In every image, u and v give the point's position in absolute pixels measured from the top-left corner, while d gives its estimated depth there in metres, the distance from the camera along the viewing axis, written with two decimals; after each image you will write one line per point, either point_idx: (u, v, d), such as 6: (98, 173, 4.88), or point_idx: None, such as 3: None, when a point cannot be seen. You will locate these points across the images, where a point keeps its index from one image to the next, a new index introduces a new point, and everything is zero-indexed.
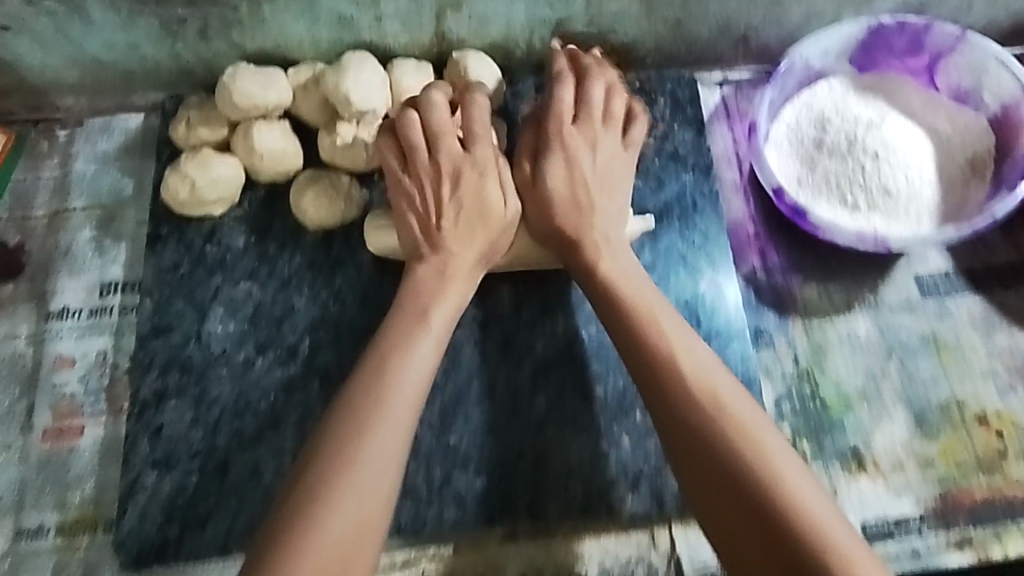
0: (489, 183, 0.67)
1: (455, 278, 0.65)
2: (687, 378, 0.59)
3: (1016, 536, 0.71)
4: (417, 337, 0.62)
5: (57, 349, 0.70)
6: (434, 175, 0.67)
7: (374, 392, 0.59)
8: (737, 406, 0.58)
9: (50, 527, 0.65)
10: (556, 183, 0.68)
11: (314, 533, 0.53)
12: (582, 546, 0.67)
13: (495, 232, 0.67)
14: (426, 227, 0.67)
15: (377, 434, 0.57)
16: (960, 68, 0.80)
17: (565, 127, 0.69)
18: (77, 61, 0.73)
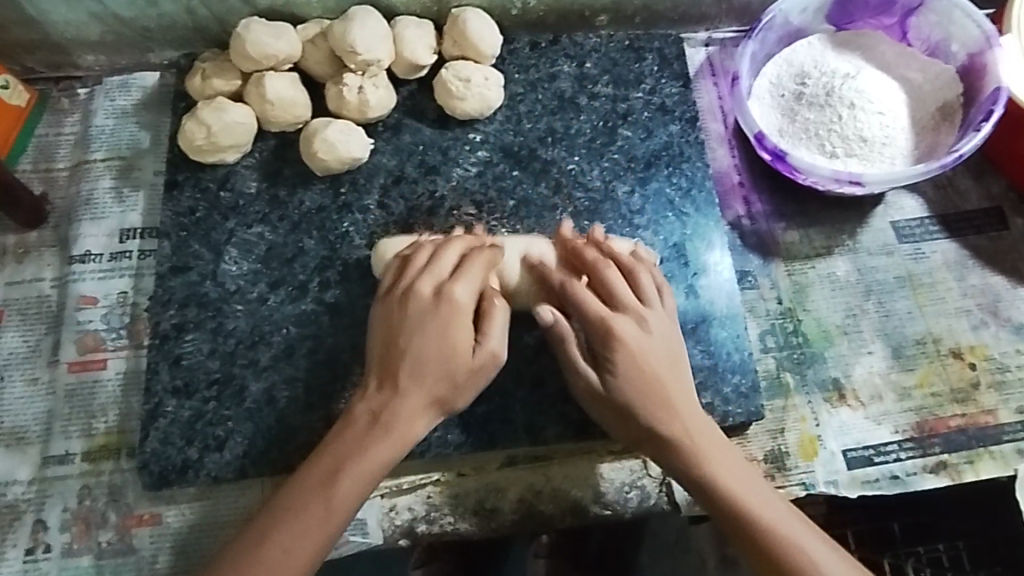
0: (456, 325, 0.62)
1: (390, 427, 0.60)
2: (697, 450, 0.62)
3: (988, 460, 0.75)
4: (374, 440, 0.60)
5: (80, 289, 0.74)
6: (405, 301, 0.63)
7: (332, 459, 0.59)
8: (723, 465, 0.62)
9: (76, 453, 0.69)
10: (577, 323, 0.65)
11: (263, 558, 0.56)
12: (578, 469, 0.71)
13: (455, 375, 0.62)
14: (384, 356, 0.62)
15: (345, 477, 0.59)
16: (930, 22, 0.84)
17: (578, 293, 0.65)
18: (98, 18, 0.77)
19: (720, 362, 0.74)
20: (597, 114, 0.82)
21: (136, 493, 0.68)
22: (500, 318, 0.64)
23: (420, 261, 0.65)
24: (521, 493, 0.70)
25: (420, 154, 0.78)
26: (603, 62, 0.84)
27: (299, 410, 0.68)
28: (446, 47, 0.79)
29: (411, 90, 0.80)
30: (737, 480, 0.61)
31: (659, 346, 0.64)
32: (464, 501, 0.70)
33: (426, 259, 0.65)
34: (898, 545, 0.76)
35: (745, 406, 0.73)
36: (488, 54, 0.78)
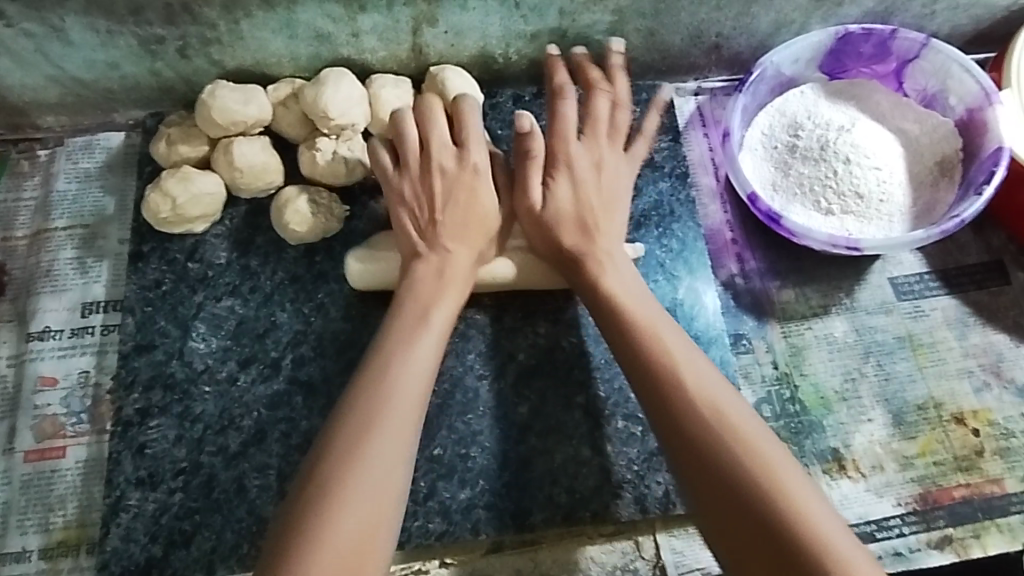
0: (483, 191, 0.69)
1: (435, 322, 0.63)
2: (684, 381, 0.60)
3: (995, 533, 0.72)
4: (442, 289, 0.65)
5: (38, 369, 0.70)
6: (434, 171, 0.68)
7: (413, 311, 0.64)
8: (737, 415, 0.58)
9: (33, 549, 0.65)
10: (558, 197, 0.69)
11: (346, 466, 0.55)
12: (568, 554, 0.67)
13: (488, 231, 0.68)
14: (420, 228, 0.68)
15: (410, 363, 0.61)
16: (926, 72, 0.82)
17: (568, 149, 0.70)
18: (58, 81, 0.73)
19: None
20: None
21: None
22: (540, 183, 0.69)
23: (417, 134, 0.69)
24: None
25: None
26: None
27: (271, 501, 0.64)
28: None
29: None
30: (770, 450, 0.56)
31: (609, 203, 0.70)
32: None
33: (421, 134, 0.69)
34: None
35: None
36: None
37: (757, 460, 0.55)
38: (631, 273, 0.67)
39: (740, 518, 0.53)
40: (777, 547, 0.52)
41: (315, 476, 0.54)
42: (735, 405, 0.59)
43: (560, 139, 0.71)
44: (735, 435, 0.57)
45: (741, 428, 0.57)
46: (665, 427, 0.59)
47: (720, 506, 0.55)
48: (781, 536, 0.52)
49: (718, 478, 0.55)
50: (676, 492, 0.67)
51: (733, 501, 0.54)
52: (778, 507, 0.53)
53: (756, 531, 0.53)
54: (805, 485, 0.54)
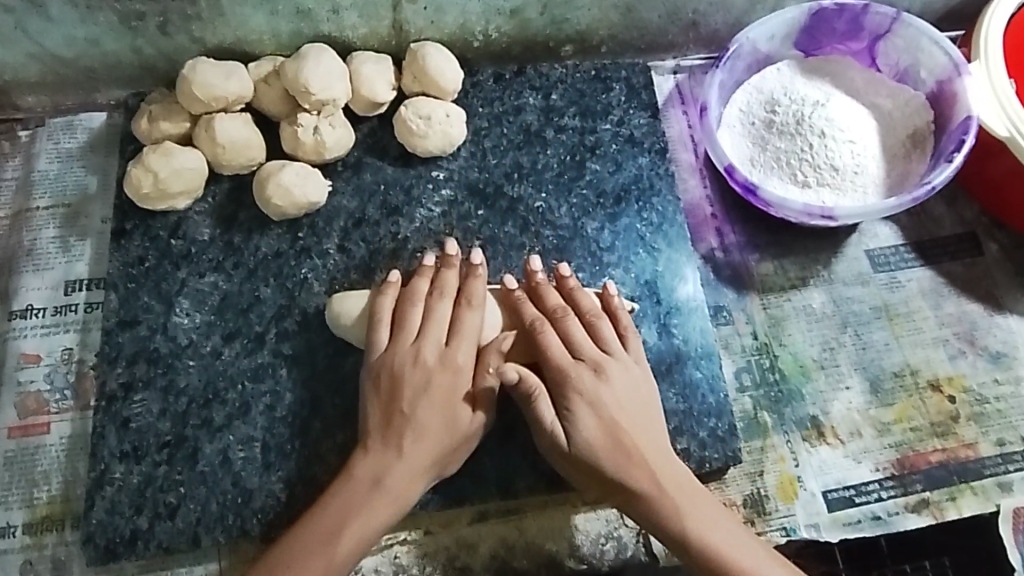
0: (461, 401, 0.64)
1: (388, 491, 0.61)
2: (715, 545, 0.61)
3: (969, 495, 0.74)
4: (372, 500, 0.60)
5: (20, 347, 0.70)
6: (422, 368, 0.64)
7: (367, 475, 0.61)
8: (743, 556, 0.61)
9: (17, 524, 0.65)
10: (575, 436, 0.63)
11: (307, 566, 0.58)
12: (552, 522, 0.68)
13: (449, 442, 0.63)
14: (386, 418, 0.63)
15: (388, 474, 0.61)
16: (898, 48, 0.83)
17: (574, 378, 0.65)
18: (38, 58, 0.73)
19: (696, 402, 0.72)
20: (564, 147, 0.80)
21: (82, 567, 0.64)
22: (549, 404, 0.64)
23: (415, 322, 0.66)
24: (493, 548, 0.68)
25: (381, 196, 0.75)
26: (570, 94, 0.82)
27: (257, 471, 0.65)
28: (406, 82, 0.76)
29: (370, 127, 0.77)
30: None
31: (636, 405, 0.65)
32: (433, 559, 0.67)
33: (422, 321, 0.66)
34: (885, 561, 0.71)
35: (723, 447, 0.71)
36: (449, 90, 0.76)
37: None
38: (664, 447, 0.64)
39: None
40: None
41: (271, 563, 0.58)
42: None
43: (568, 338, 0.67)
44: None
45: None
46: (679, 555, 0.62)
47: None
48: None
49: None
50: None
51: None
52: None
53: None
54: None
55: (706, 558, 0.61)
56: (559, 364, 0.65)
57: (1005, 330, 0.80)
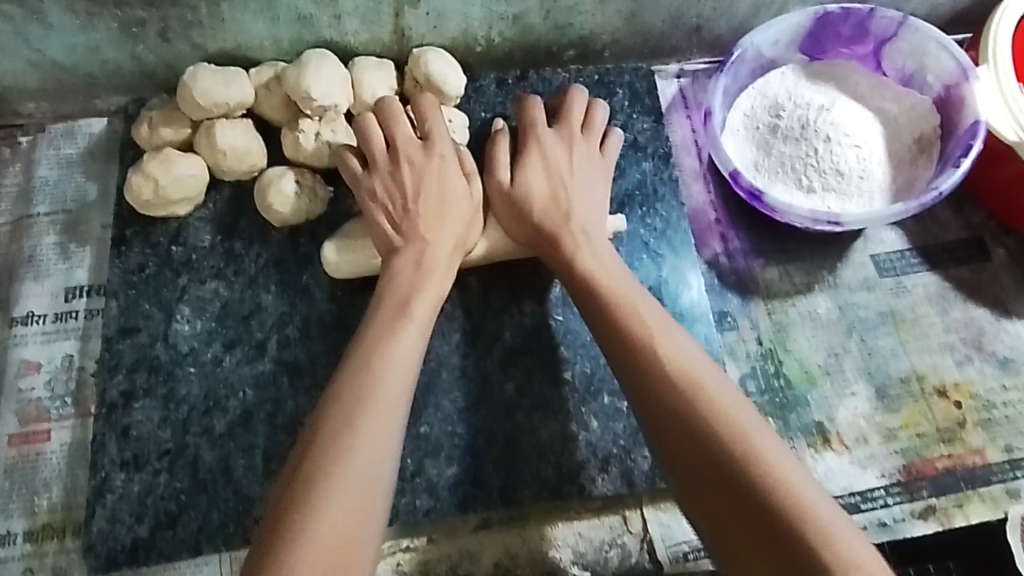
0: (449, 170, 0.68)
1: (413, 307, 0.63)
2: (673, 365, 0.58)
3: (977, 502, 0.73)
4: (417, 280, 0.64)
5: (20, 354, 0.70)
6: (402, 161, 0.68)
7: (396, 297, 0.63)
8: (711, 387, 0.57)
9: (17, 533, 0.64)
10: (530, 184, 0.69)
11: (355, 453, 0.54)
12: (555, 531, 0.68)
13: (464, 216, 0.68)
14: (393, 221, 0.67)
15: (356, 448, 0.54)
16: (904, 52, 0.83)
17: (537, 140, 0.70)
18: (38, 66, 0.73)
19: None
20: None
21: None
22: (508, 156, 0.70)
23: (404, 133, 0.69)
24: (496, 557, 0.67)
25: None
26: None
27: (258, 480, 0.64)
28: (408, 89, 0.76)
29: None
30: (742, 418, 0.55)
31: (592, 207, 0.69)
32: (436, 567, 0.67)
33: (385, 134, 0.69)
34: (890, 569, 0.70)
35: None
36: (451, 96, 0.75)
37: (737, 439, 0.54)
38: (613, 255, 0.67)
39: (704, 471, 0.54)
40: (761, 529, 0.50)
41: (276, 545, 0.49)
42: (725, 400, 0.56)
43: (529, 122, 0.71)
44: (714, 415, 0.55)
45: (725, 411, 0.55)
46: (637, 385, 0.59)
47: (701, 484, 0.54)
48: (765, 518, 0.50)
49: (698, 456, 0.54)
50: None
51: (703, 471, 0.54)
52: (755, 488, 0.51)
53: (738, 508, 0.52)
54: (799, 475, 0.52)
55: (665, 381, 0.57)
56: (528, 137, 0.71)
57: (1013, 336, 0.80)
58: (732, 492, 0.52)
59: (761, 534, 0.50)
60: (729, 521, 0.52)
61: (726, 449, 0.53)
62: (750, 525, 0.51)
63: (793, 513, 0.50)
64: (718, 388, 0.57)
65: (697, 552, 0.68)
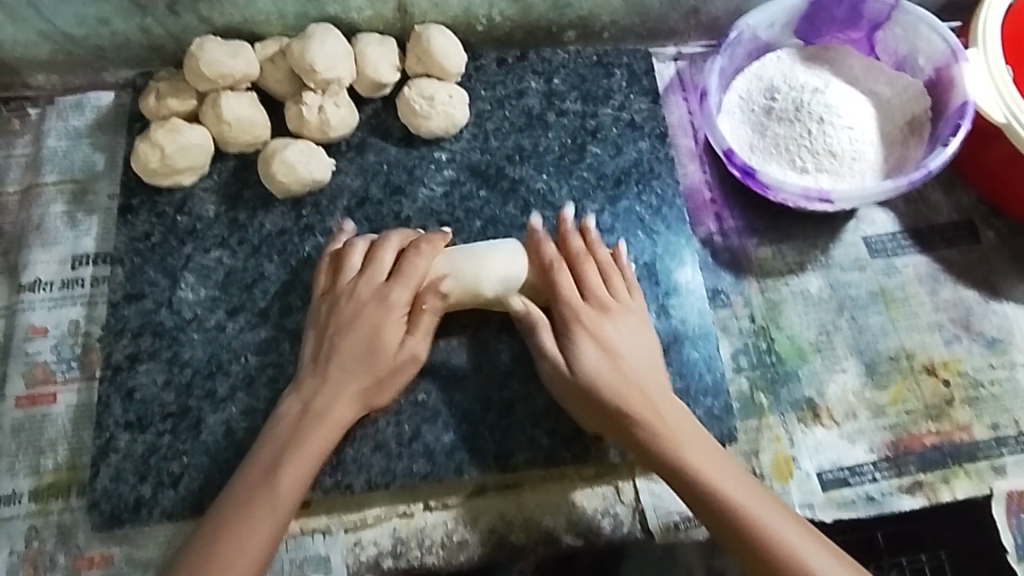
0: (388, 324, 0.65)
1: (320, 419, 0.62)
2: (716, 485, 0.62)
3: (963, 477, 0.74)
4: (310, 426, 0.62)
5: (28, 319, 0.71)
6: (359, 297, 0.66)
7: (295, 410, 0.63)
8: (746, 497, 0.61)
9: (23, 492, 0.66)
10: (581, 359, 0.66)
11: (248, 506, 0.59)
12: (549, 498, 0.69)
13: (377, 373, 0.64)
14: (319, 348, 0.65)
15: (272, 483, 0.60)
16: (896, 36, 0.84)
17: (576, 311, 0.67)
18: (48, 37, 0.74)
19: (693, 381, 0.72)
20: (565, 131, 0.81)
21: (87, 534, 0.65)
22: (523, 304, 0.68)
23: (388, 259, 0.67)
24: (491, 522, 0.68)
25: (384, 176, 0.76)
26: (571, 79, 0.83)
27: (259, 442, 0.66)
28: (410, 65, 0.77)
29: (374, 108, 0.78)
30: (777, 522, 0.60)
31: (631, 344, 0.67)
32: (433, 532, 0.68)
33: (365, 264, 0.67)
34: (881, 553, 0.78)
35: (719, 426, 0.71)
36: (453, 72, 0.77)
37: (781, 549, 0.59)
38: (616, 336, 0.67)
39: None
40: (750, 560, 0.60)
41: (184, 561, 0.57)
42: (763, 512, 0.61)
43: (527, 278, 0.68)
44: (702, 477, 0.62)
45: (693, 456, 0.63)
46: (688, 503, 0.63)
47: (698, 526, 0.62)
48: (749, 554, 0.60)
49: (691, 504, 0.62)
50: None
51: None
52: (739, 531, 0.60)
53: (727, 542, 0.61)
54: (799, 540, 0.60)
55: (709, 498, 0.61)
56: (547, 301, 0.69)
57: (1001, 316, 0.81)
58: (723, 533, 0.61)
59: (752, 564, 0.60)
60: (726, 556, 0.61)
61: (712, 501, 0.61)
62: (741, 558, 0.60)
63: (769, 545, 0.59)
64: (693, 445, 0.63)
65: (688, 522, 0.70)
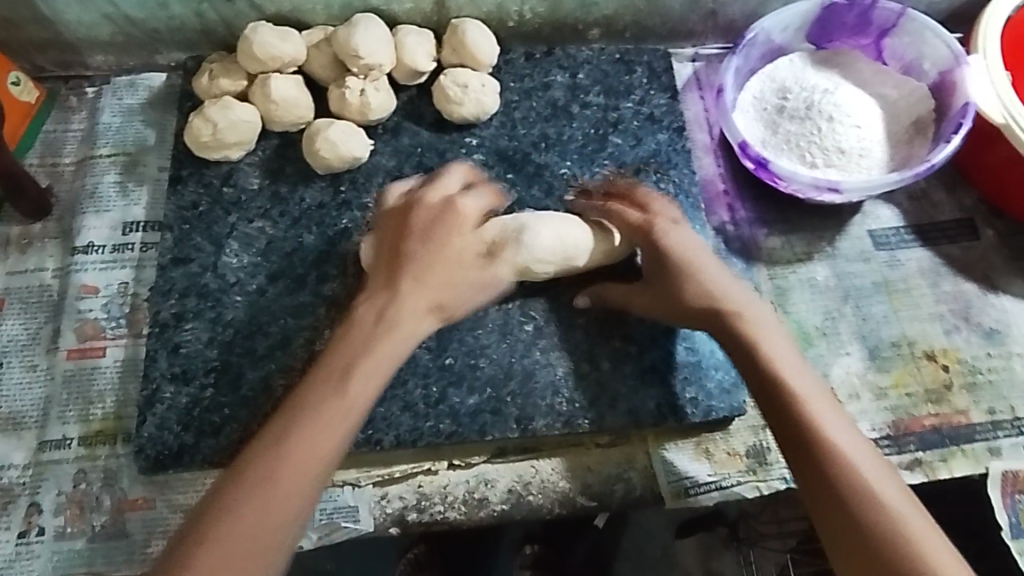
0: (458, 239, 0.66)
1: (391, 323, 0.62)
2: (810, 414, 0.61)
3: (960, 458, 0.78)
4: (378, 339, 0.61)
5: (81, 278, 0.76)
6: (416, 223, 0.66)
7: (351, 347, 0.60)
8: (838, 434, 0.60)
9: (72, 438, 0.70)
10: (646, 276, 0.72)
11: (301, 452, 0.55)
12: (566, 462, 0.73)
13: (448, 280, 0.65)
14: (388, 263, 0.65)
15: (350, 381, 0.59)
16: (904, 43, 0.89)
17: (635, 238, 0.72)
18: (110, 19, 0.80)
19: (704, 356, 0.75)
20: (589, 121, 0.85)
21: (131, 478, 0.69)
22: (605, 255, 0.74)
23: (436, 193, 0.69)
24: (510, 482, 0.72)
25: (417, 158, 0.81)
26: (595, 73, 0.88)
27: None
28: (445, 56, 0.82)
29: (410, 95, 0.83)
30: (866, 465, 0.59)
31: (717, 266, 0.69)
32: (454, 489, 0.72)
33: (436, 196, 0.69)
34: None
35: (729, 399, 0.74)
36: (485, 63, 0.82)
37: (864, 484, 0.58)
38: (725, 272, 0.69)
39: (836, 511, 0.57)
40: (864, 535, 0.56)
41: (205, 526, 0.53)
42: (849, 445, 0.60)
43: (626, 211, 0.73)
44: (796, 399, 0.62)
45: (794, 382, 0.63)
46: (778, 426, 0.62)
47: (810, 486, 0.59)
48: (862, 527, 0.56)
49: (807, 461, 0.60)
50: (667, 406, 0.73)
51: (837, 514, 0.57)
52: (856, 499, 0.57)
53: (841, 515, 0.57)
54: (884, 482, 0.58)
55: (799, 421, 0.61)
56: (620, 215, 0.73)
57: (999, 310, 0.85)
58: (838, 499, 0.58)
59: (865, 534, 0.56)
60: (824, 512, 0.58)
61: (834, 463, 0.59)
62: (841, 515, 0.57)
63: (874, 507, 0.57)
64: (811, 393, 0.63)
65: (697, 488, 0.73)
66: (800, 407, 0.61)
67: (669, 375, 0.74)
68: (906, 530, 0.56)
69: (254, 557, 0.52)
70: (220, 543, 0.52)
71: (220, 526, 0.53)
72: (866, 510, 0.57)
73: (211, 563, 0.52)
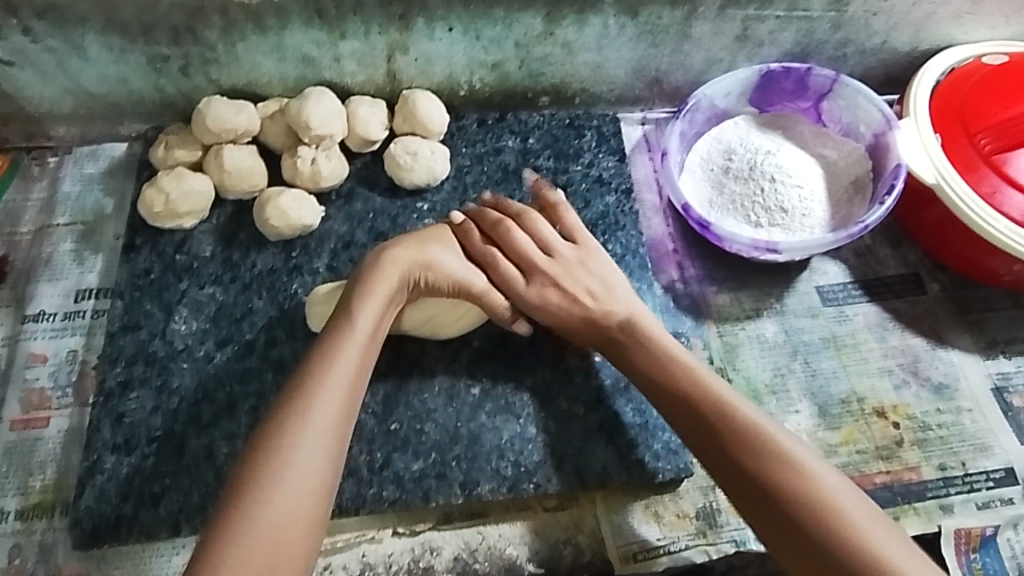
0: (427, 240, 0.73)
1: (368, 291, 0.68)
2: (734, 422, 0.65)
3: (913, 516, 0.78)
4: (359, 304, 0.68)
5: (30, 347, 0.76)
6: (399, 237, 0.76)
7: (337, 326, 0.67)
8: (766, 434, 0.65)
9: (10, 510, 0.69)
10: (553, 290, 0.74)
11: (308, 421, 0.61)
12: (513, 527, 0.72)
13: (411, 263, 0.71)
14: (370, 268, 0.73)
15: (354, 330, 0.66)
16: (840, 106, 0.93)
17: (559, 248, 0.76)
18: (71, 93, 0.83)
19: (651, 417, 0.75)
20: (539, 185, 0.88)
21: (67, 552, 0.68)
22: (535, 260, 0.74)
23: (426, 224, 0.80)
24: (456, 549, 0.71)
25: (369, 224, 0.83)
26: (545, 137, 0.91)
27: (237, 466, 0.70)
28: (397, 124, 0.85)
29: (363, 163, 0.86)
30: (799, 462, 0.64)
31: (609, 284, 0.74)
32: (399, 558, 0.71)
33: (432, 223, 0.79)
34: None
35: (676, 461, 0.74)
36: (436, 131, 0.85)
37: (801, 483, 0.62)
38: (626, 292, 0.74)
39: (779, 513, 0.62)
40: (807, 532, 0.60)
41: (220, 531, 0.56)
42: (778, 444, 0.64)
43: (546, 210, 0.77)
44: (719, 410, 0.66)
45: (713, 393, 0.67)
46: (708, 440, 0.66)
47: (752, 496, 0.63)
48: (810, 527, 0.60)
49: (744, 473, 0.64)
50: (613, 468, 0.73)
51: (781, 516, 0.62)
52: (790, 494, 0.62)
53: (787, 516, 0.61)
54: (818, 474, 0.63)
55: (728, 431, 0.65)
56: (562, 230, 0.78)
57: (947, 364, 0.86)
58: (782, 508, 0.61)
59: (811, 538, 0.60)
60: (769, 516, 0.62)
61: (767, 467, 0.63)
62: (790, 518, 0.61)
63: (813, 503, 0.61)
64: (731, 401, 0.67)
65: (645, 552, 0.72)
66: (729, 416, 0.66)
67: (616, 437, 0.74)
68: (839, 517, 0.61)
69: (302, 512, 0.58)
70: (273, 495, 0.58)
71: (263, 489, 0.58)
72: (810, 511, 0.61)
73: (271, 511, 0.57)
